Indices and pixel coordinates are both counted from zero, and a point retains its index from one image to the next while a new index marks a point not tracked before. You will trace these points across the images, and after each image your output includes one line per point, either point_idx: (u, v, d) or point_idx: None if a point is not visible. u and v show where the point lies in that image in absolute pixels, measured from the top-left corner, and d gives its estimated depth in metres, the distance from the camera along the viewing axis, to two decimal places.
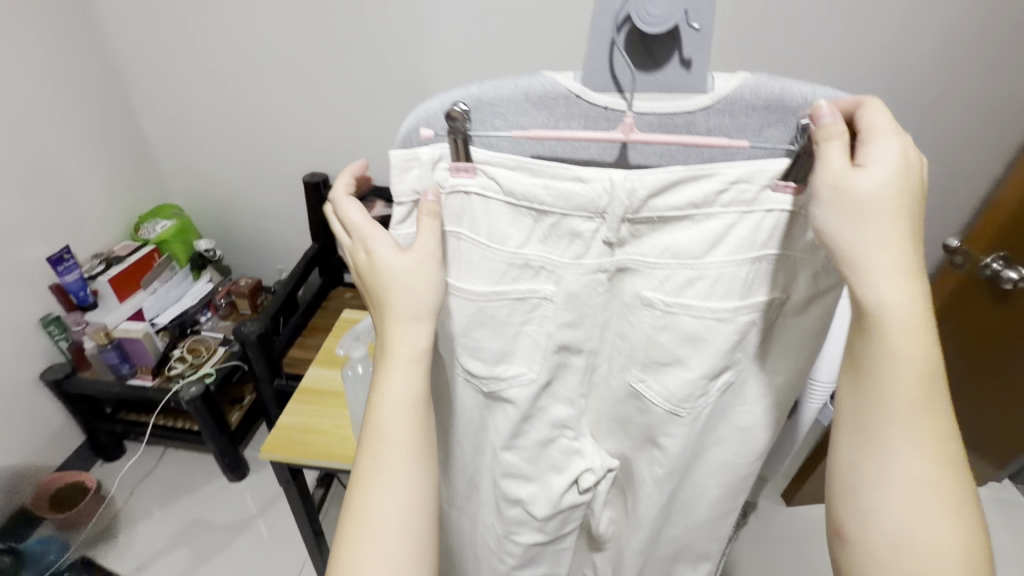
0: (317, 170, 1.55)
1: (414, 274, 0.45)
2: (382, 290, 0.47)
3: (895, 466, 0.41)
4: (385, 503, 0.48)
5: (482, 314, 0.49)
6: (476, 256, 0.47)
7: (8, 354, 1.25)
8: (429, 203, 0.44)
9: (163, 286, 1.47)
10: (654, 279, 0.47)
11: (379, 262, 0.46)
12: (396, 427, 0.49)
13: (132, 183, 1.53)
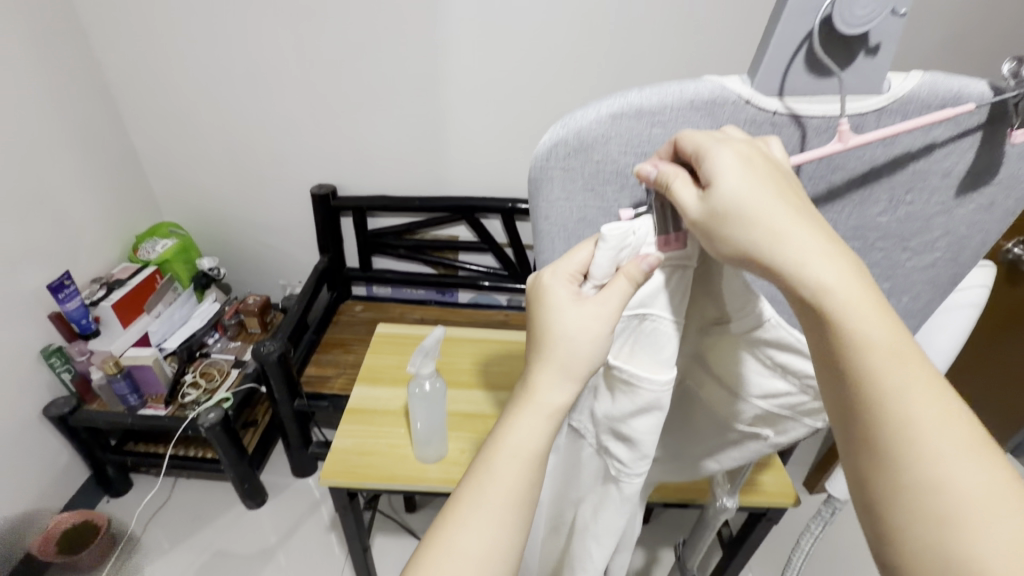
0: (325, 181, 1.52)
1: (583, 328, 0.45)
2: (544, 337, 0.47)
3: (920, 415, 0.35)
4: (474, 545, 0.44)
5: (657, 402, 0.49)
6: (667, 339, 0.47)
7: (9, 390, 1.17)
8: (636, 268, 0.43)
9: (167, 309, 1.41)
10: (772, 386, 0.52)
11: (563, 318, 0.46)
12: (505, 471, 0.46)
13: (128, 202, 1.47)
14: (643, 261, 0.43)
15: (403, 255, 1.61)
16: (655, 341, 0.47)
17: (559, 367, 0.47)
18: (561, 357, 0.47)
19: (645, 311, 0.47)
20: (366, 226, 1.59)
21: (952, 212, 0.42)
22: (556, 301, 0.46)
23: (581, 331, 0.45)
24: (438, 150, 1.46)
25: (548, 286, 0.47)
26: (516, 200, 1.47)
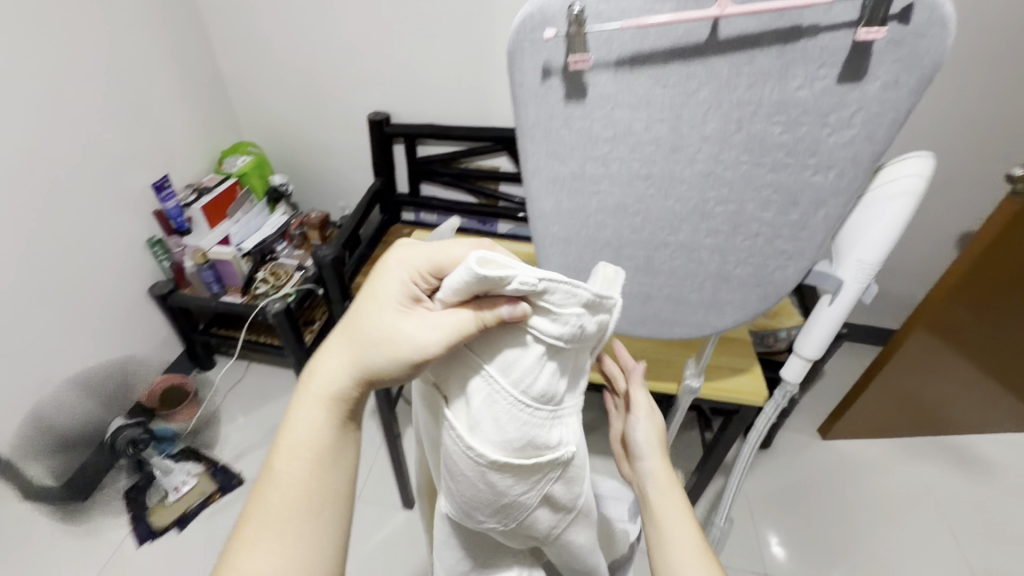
0: (380, 108, 1.65)
1: (386, 334, 0.54)
2: (357, 336, 0.57)
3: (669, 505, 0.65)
4: (259, 545, 0.54)
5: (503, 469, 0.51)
6: (501, 404, 0.49)
7: (123, 270, 1.43)
8: (497, 314, 0.48)
9: (245, 216, 1.63)
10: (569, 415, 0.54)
11: (372, 319, 0.55)
12: (296, 471, 0.56)
13: (214, 121, 1.68)
14: (502, 308, 0.48)
15: (448, 182, 1.74)
16: (484, 413, 0.50)
17: (352, 370, 0.57)
18: (359, 354, 0.56)
19: (491, 374, 0.50)
20: (415, 153, 1.72)
21: (849, 92, 0.52)
22: (369, 299, 0.57)
23: (390, 331, 0.54)
24: (483, 79, 1.53)
25: (377, 275, 0.57)
26: None
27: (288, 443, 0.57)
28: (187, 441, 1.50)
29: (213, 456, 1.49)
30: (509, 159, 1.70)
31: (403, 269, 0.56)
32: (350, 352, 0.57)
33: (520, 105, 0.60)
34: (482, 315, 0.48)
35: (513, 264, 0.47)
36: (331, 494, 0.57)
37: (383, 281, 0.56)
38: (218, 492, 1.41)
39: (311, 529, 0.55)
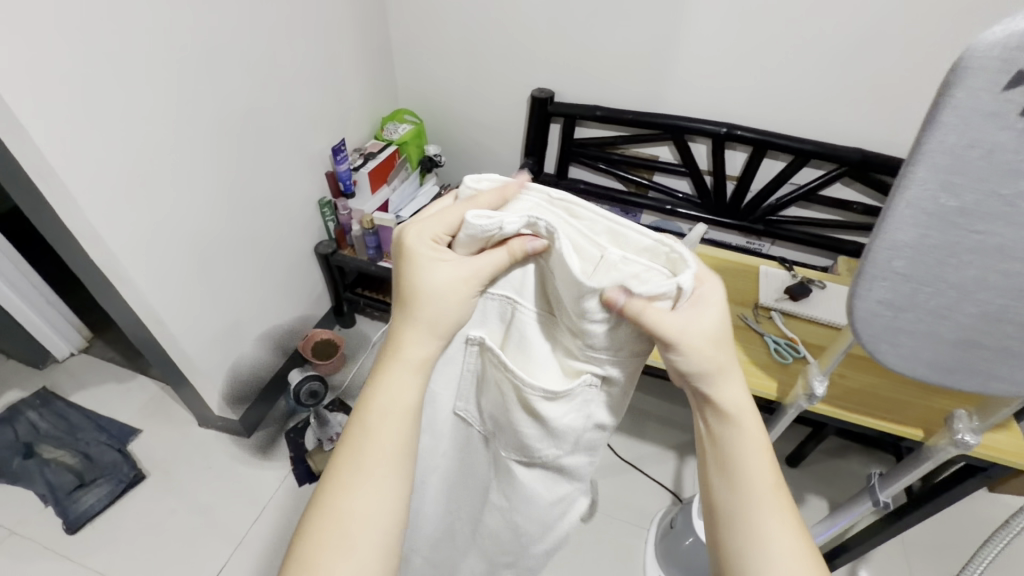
0: (544, 86, 1.60)
1: (443, 286, 0.61)
2: (415, 292, 0.62)
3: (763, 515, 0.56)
4: (360, 497, 0.54)
5: (519, 329, 0.64)
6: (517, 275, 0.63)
7: (298, 226, 1.50)
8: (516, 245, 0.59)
9: (400, 184, 1.69)
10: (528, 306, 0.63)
11: (422, 268, 0.63)
12: (387, 426, 0.58)
13: (379, 87, 1.70)
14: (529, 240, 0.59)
15: (602, 168, 1.69)
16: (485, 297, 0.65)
17: (422, 326, 0.62)
18: (433, 317, 0.62)
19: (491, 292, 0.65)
20: (572, 134, 1.67)
21: None
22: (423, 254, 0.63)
23: (442, 279, 0.61)
24: (665, 64, 1.44)
25: (419, 240, 0.63)
26: (733, 128, 1.45)
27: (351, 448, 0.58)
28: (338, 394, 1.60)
29: None
30: (671, 150, 1.63)
31: (426, 233, 0.64)
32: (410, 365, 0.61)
33: (930, 130, 0.46)
34: (515, 253, 0.60)
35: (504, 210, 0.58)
36: (403, 447, 0.58)
37: (415, 241, 0.63)
38: None
39: (389, 485, 0.56)
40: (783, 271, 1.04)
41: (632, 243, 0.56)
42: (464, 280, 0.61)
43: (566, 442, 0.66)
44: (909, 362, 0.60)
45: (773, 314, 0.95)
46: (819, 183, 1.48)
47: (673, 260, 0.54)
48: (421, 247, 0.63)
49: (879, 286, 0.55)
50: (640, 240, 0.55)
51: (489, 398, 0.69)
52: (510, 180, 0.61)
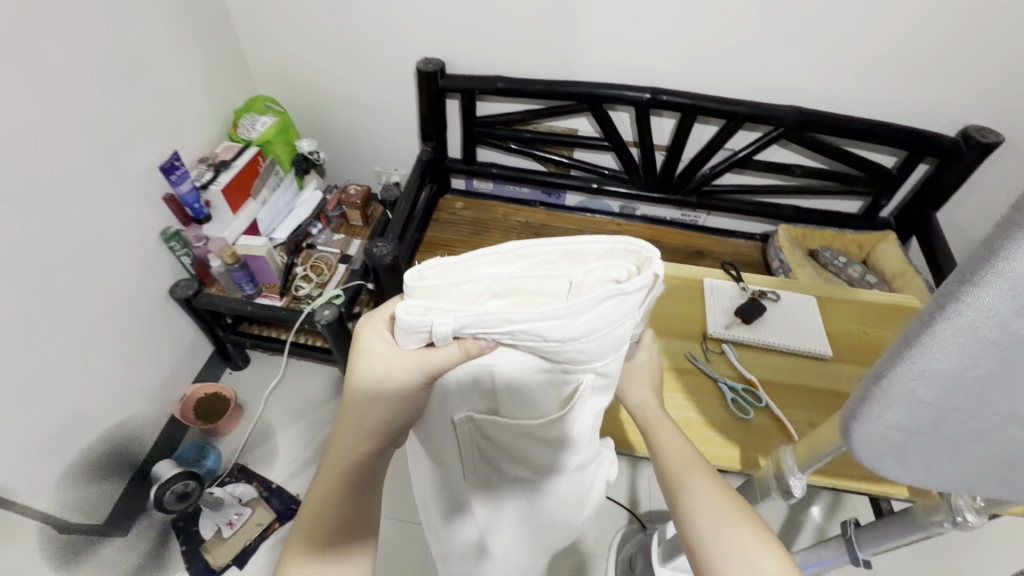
0: (433, 56, 1.31)
1: (388, 376, 0.51)
2: (354, 396, 0.54)
3: (703, 500, 0.53)
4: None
5: (512, 385, 0.53)
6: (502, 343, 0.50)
7: (138, 272, 1.16)
8: (473, 345, 0.48)
9: (272, 196, 1.36)
10: (518, 364, 0.51)
11: (376, 362, 0.52)
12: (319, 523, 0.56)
13: (223, 71, 1.33)
14: (482, 339, 0.47)
15: (514, 150, 1.44)
16: (462, 373, 0.53)
17: (361, 429, 0.55)
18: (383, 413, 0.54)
19: (489, 362, 0.51)
20: (475, 111, 1.40)
21: None
22: (372, 356, 0.52)
23: (389, 374, 0.51)
24: (576, 19, 1.18)
25: (366, 333, 0.53)
26: (660, 92, 1.23)
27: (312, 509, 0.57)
28: (236, 459, 1.34)
29: (266, 476, 1.32)
30: (591, 121, 1.40)
31: (372, 320, 0.55)
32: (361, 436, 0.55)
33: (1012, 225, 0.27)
34: (467, 351, 0.48)
35: (438, 304, 0.46)
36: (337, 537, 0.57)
37: (366, 343, 0.53)
38: (279, 521, 1.25)
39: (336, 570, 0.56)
40: (730, 282, 0.88)
41: (592, 252, 0.47)
42: (405, 371, 0.50)
43: (578, 445, 0.62)
44: (922, 478, 0.45)
45: (725, 348, 0.79)
46: (756, 147, 1.31)
47: (637, 255, 0.46)
48: (365, 351, 0.53)
49: (891, 413, 0.37)
50: (597, 247, 0.47)
51: (486, 447, 0.61)
52: (434, 267, 0.47)
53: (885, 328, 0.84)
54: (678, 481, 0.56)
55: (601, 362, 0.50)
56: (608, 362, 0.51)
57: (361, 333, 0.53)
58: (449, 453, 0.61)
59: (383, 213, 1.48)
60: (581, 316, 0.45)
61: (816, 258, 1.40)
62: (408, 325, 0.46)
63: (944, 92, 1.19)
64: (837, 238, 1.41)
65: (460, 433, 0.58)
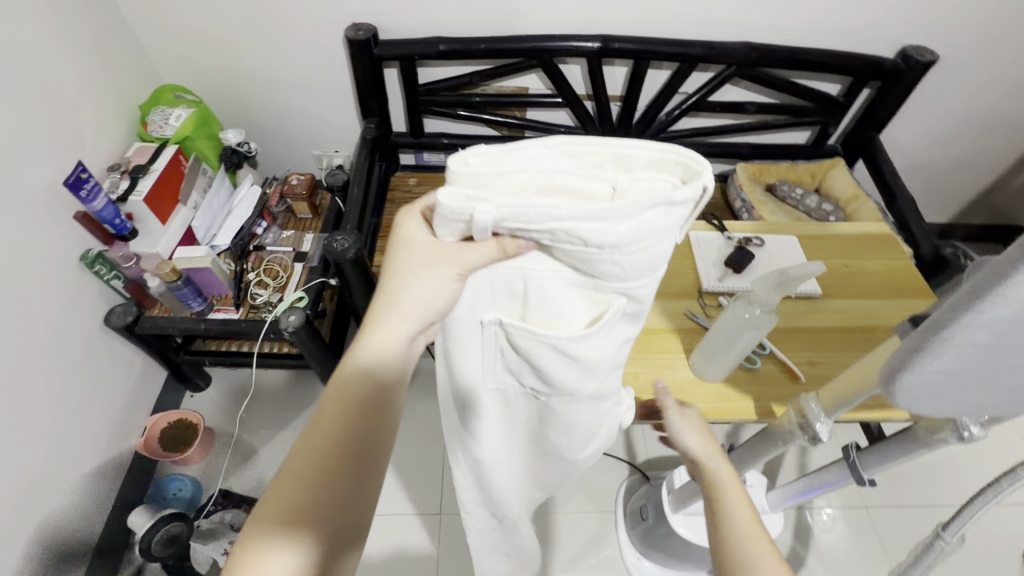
0: (361, 20, 1.18)
1: (425, 262, 0.49)
2: (386, 297, 0.52)
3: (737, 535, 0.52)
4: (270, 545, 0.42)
5: (541, 292, 0.50)
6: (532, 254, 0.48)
7: (62, 306, 1.02)
8: (509, 241, 0.46)
9: (204, 198, 1.22)
10: (552, 269, 0.49)
11: (414, 254, 0.50)
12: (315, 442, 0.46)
13: (116, 60, 1.15)
14: (521, 237, 0.46)
15: (464, 117, 1.35)
16: (501, 278, 0.50)
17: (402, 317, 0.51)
18: (410, 307, 0.50)
19: (525, 266, 0.49)
20: (416, 79, 1.29)
21: None
22: (410, 247, 0.51)
23: (423, 266, 0.49)
24: None
25: (404, 224, 0.52)
26: (611, 39, 1.17)
27: (281, 504, 0.44)
28: (218, 486, 1.25)
29: (255, 496, 1.25)
30: (541, 77, 1.33)
31: (412, 216, 0.53)
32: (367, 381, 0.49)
33: None
34: (505, 250, 0.47)
35: (482, 192, 0.43)
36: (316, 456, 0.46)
37: (407, 233, 0.52)
38: None
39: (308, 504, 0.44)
40: (714, 232, 0.87)
41: (638, 159, 0.44)
42: (439, 261, 0.49)
43: (601, 372, 0.57)
44: (953, 410, 0.45)
45: (722, 301, 0.79)
46: (709, 88, 1.29)
47: (686, 167, 0.43)
48: (403, 242, 0.52)
49: (945, 359, 0.36)
50: (644, 153, 0.44)
51: (513, 362, 0.57)
52: (479, 154, 0.44)
53: (863, 257, 0.86)
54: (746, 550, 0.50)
55: (636, 283, 0.47)
56: (641, 286, 0.47)
57: (401, 222, 0.52)
58: (477, 369, 0.60)
59: (332, 201, 1.36)
60: (626, 221, 0.41)
61: (775, 193, 1.43)
62: (447, 210, 0.43)
63: (880, 14, 1.21)
64: (790, 170, 1.44)
65: (487, 335, 0.55)
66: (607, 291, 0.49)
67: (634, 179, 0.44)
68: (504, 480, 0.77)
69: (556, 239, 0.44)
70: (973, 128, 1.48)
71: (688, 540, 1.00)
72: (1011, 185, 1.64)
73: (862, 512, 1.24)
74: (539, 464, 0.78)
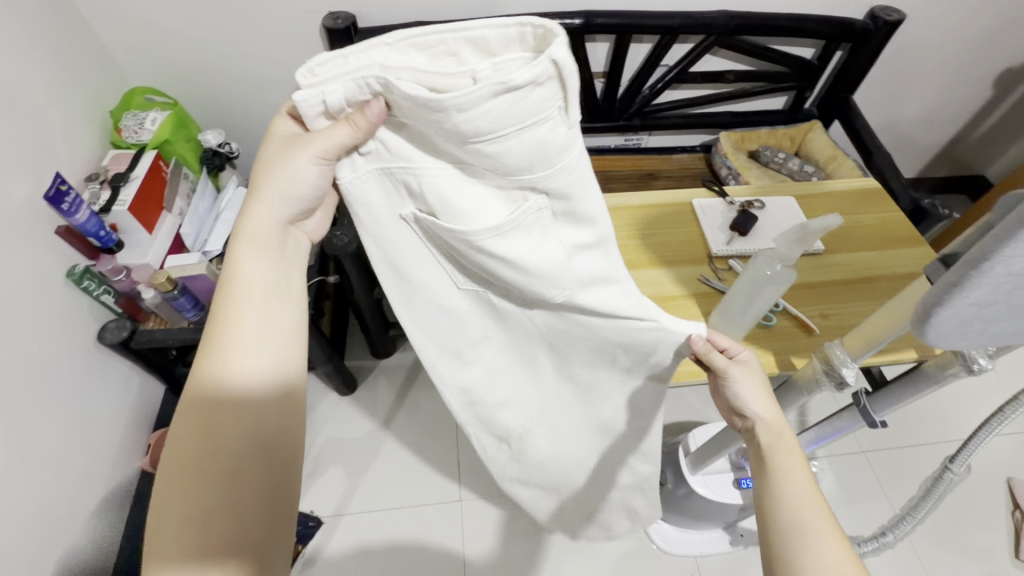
0: (338, 10, 1.15)
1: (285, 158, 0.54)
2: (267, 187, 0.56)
3: (795, 519, 0.50)
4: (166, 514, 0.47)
5: (444, 191, 0.50)
6: (413, 140, 0.49)
7: (53, 326, 0.98)
8: (371, 108, 0.47)
9: (190, 204, 1.18)
10: (444, 168, 0.50)
11: (280, 157, 0.55)
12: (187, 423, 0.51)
13: (82, 65, 1.09)
14: (367, 110, 0.47)
15: None
16: (396, 178, 0.52)
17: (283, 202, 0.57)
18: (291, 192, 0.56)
19: (411, 167, 0.50)
20: None
21: None
22: (282, 144, 0.55)
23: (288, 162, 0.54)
24: None
25: (275, 133, 0.57)
26: (593, 16, 1.18)
27: (176, 482, 0.48)
28: None
29: None
30: None
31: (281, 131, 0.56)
32: (250, 336, 0.54)
33: None
34: (357, 125, 0.48)
35: (332, 80, 0.46)
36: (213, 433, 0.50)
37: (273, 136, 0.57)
38: (300, 542, 1.19)
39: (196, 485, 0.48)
40: (715, 198, 0.89)
41: (495, 41, 0.44)
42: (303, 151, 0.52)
43: (561, 277, 0.55)
44: (974, 344, 0.48)
45: (732, 263, 0.81)
46: (690, 59, 1.31)
47: (538, 38, 0.42)
48: (274, 141, 0.57)
49: (977, 293, 0.39)
50: (495, 31, 0.43)
51: (439, 257, 0.59)
52: (324, 63, 0.46)
53: (858, 212, 0.90)
54: (803, 537, 0.49)
55: (534, 175, 0.46)
56: (549, 178, 0.46)
57: (272, 129, 0.57)
58: (427, 270, 0.61)
59: None
60: (480, 118, 0.41)
61: (758, 159, 1.47)
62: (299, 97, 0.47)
63: None
64: (771, 136, 1.48)
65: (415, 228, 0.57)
66: (504, 185, 0.48)
67: (496, 62, 0.44)
68: (507, 396, 0.81)
69: (419, 120, 0.45)
70: (936, 84, 1.55)
71: (708, 498, 1.04)
72: (971, 137, 1.72)
73: (859, 457, 1.31)
74: (562, 390, 0.79)
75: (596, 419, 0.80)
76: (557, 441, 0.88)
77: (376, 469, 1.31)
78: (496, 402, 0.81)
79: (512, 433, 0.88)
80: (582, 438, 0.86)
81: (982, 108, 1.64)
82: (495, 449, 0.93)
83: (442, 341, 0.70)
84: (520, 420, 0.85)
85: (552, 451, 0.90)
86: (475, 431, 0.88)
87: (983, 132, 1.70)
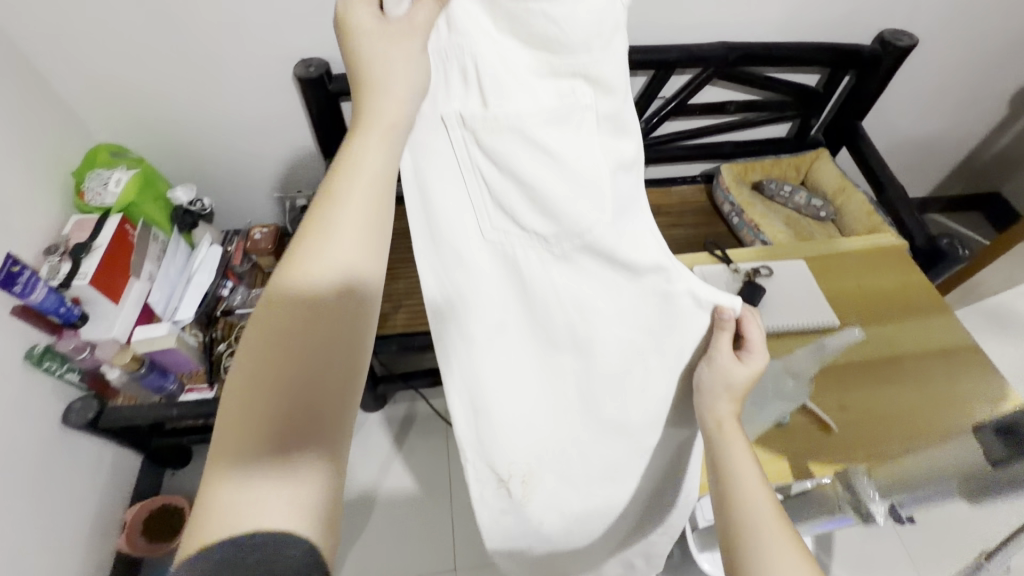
0: (311, 57, 1.09)
1: (387, 39, 0.49)
2: (352, 66, 0.50)
3: (759, 537, 0.52)
4: (238, 443, 0.40)
5: (494, 71, 0.51)
6: (482, 33, 0.51)
7: (14, 413, 0.92)
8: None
9: (159, 268, 1.11)
10: (502, 45, 0.51)
11: (365, 42, 0.49)
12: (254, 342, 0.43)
13: (42, 127, 1.03)
14: None
15: None
16: (451, 74, 0.53)
17: (377, 131, 0.49)
18: (388, 122, 0.49)
19: (465, 46, 0.51)
20: None
21: None
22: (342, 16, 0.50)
23: (378, 42, 0.49)
24: None
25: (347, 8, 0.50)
26: None
27: (246, 419, 0.41)
28: None
29: None
30: None
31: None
32: (359, 224, 0.46)
33: None
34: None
35: None
36: (280, 352, 0.42)
37: (346, 20, 0.50)
38: None
39: (271, 399, 0.41)
40: (718, 264, 0.82)
41: None
42: (404, 38, 0.50)
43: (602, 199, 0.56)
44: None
45: None
46: (687, 93, 1.24)
47: None
48: (342, 32, 0.50)
49: None
50: None
51: (483, 172, 0.56)
52: None
53: (874, 273, 0.82)
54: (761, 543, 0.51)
55: (587, 59, 0.51)
56: (599, 62, 0.51)
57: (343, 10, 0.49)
58: (456, 194, 0.58)
59: (300, 249, 1.27)
60: (557, 15, 0.48)
61: (762, 192, 1.38)
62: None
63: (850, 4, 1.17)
64: (775, 166, 1.40)
65: (455, 139, 0.55)
66: (557, 80, 0.53)
67: None
68: (524, 422, 0.73)
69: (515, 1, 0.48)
70: (949, 104, 1.47)
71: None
72: (985, 156, 1.64)
73: None
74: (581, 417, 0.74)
75: (613, 446, 0.76)
76: (560, 482, 0.79)
77: (368, 535, 1.25)
78: (510, 431, 0.73)
79: (518, 475, 0.76)
80: (590, 477, 0.79)
81: (997, 127, 1.55)
82: (491, 509, 0.79)
83: (460, 317, 0.64)
84: (532, 456, 0.76)
85: (555, 496, 0.80)
86: (476, 475, 0.75)
87: (998, 151, 1.62)
